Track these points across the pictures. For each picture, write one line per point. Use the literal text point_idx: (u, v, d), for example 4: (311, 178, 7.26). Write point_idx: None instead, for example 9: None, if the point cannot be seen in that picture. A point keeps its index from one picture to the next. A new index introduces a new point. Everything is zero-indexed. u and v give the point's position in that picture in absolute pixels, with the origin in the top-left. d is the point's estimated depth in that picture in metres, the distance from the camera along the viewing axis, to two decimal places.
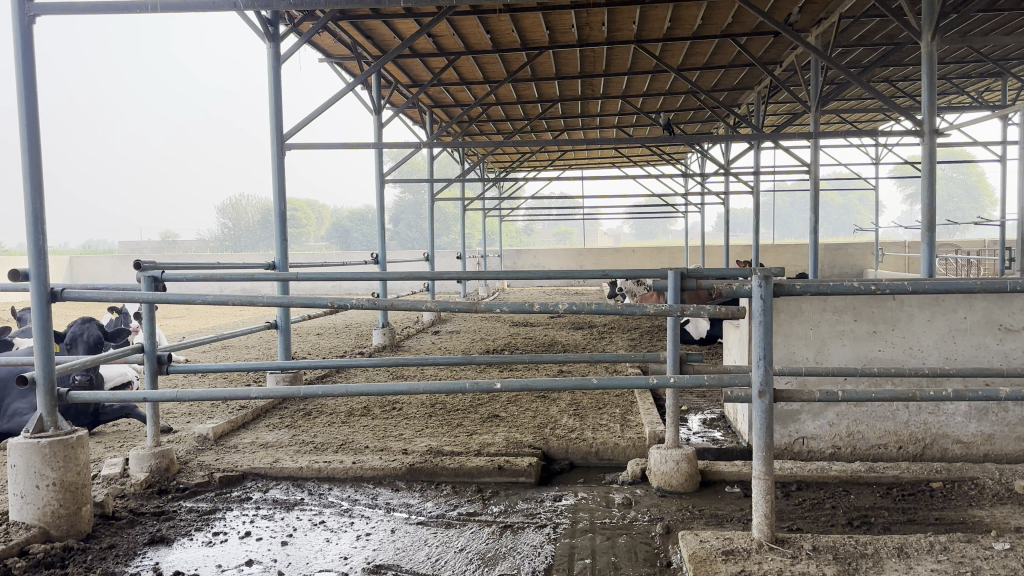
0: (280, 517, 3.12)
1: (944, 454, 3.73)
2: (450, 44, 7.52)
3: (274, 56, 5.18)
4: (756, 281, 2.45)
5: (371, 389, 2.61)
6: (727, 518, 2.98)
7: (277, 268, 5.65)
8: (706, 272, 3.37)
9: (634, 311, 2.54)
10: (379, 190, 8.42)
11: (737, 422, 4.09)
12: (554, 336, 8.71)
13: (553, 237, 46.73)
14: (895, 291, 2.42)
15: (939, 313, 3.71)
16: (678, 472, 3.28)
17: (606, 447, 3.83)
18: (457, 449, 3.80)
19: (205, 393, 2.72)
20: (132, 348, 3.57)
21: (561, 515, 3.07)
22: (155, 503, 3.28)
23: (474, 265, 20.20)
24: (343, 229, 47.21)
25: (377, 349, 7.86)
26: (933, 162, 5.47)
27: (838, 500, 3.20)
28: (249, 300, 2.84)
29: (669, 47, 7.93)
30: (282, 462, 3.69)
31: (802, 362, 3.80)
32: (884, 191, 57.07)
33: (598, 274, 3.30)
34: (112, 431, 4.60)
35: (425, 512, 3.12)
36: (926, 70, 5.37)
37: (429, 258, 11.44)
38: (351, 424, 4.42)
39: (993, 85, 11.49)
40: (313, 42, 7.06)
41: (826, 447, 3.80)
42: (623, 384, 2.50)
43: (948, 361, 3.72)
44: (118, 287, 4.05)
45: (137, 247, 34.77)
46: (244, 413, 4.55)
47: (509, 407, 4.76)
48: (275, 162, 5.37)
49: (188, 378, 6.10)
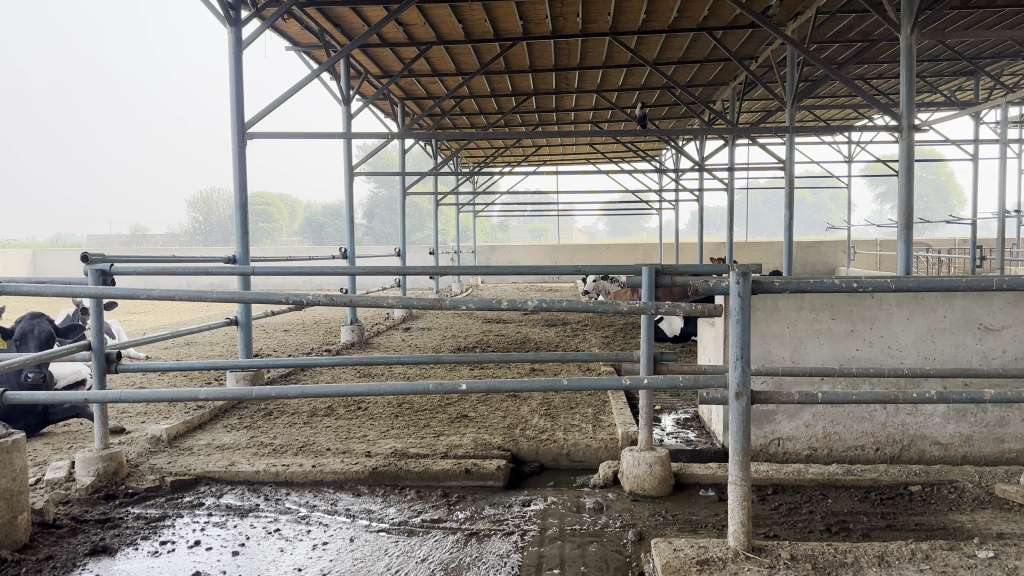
0: (233, 524, 2.95)
1: (922, 456, 3.65)
2: (422, 34, 7.36)
3: (236, 41, 4.98)
4: (733, 279, 2.32)
5: (327, 391, 2.44)
6: (702, 524, 2.86)
7: (238, 262, 5.44)
8: (681, 269, 3.25)
9: (607, 308, 2.40)
10: (348, 183, 8.22)
11: (711, 422, 3.99)
12: (527, 333, 8.57)
13: (528, 233, 46.61)
14: (878, 288, 2.30)
15: (918, 312, 3.63)
16: (651, 475, 3.16)
17: (578, 448, 3.70)
18: (423, 451, 3.65)
19: (151, 394, 2.54)
20: (77, 345, 3.36)
21: (529, 521, 2.94)
22: (101, 510, 3.09)
23: (448, 260, 20.01)
24: (316, 224, 46.74)
25: (346, 346, 7.68)
26: (910, 157, 5.40)
27: (816, 504, 3.10)
28: (197, 295, 2.66)
29: (645, 40, 7.83)
30: (238, 465, 3.51)
31: (778, 361, 3.70)
32: (856, 191, 57.69)
33: (570, 270, 3.16)
34: (62, 431, 4.39)
35: (387, 519, 2.97)
36: (905, 63, 5.30)
37: (401, 253, 11.24)
38: (313, 424, 4.25)
39: (965, 84, 11.55)
40: (279, 29, 6.85)
41: (803, 448, 3.70)
42: (595, 385, 2.37)
43: (927, 361, 3.64)
44: (66, 281, 3.83)
45: (103, 241, 34.09)
46: (201, 413, 4.35)
47: (478, 407, 4.61)
48: (236, 151, 5.17)
49: (145, 377, 5.87)
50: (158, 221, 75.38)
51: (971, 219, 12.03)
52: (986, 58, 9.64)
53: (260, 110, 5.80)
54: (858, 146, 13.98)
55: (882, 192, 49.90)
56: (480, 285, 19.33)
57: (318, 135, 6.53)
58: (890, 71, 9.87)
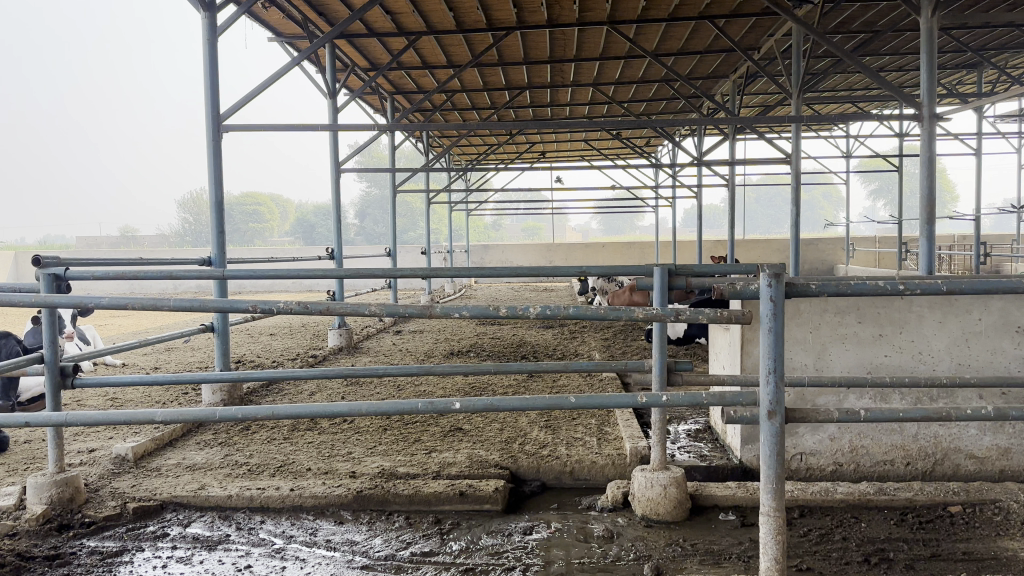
0: (199, 560, 2.62)
1: (957, 471, 3.36)
2: (410, 23, 7.03)
3: (210, 27, 4.65)
4: (764, 281, 1.97)
5: (301, 411, 2.11)
6: (726, 555, 2.56)
7: (214, 265, 5.07)
8: (695, 269, 2.92)
9: (619, 315, 2.08)
10: (334, 181, 7.87)
11: (726, 436, 3.69)
12: (523, 336, 8.28)
13: (522, 233, 46.33)
14: (929, 291, 1.98)
15: (951, 314, 3.33)
16: (665, 498, 2.85)
17: (582, 466, 3.39)
18: (413, 471, 3.33)
19: (97, 416, 2.18)
20: (29, 359, 3.03)
21: (532, 554, 2.62)
22: (51, 544, 2.77)
23: (440, 260, 19.69)
24: (309, 225, 46.27)
25: (333, 352, 7.33)
26: (930, 149, 5.10)
27: (848, 530, 2.79)
28: (152, 303, 2.33)
29: (644, 30, 7.52)
30: (209, 489, 3.18)
31: (801, 369, 3.41)
32: (849, 188, 57.60)
33: (574, 270, 2.84)
34: (20, 450, 4.03)
35: (372, 553, 2.65)
36: (926, 49, 5.01)
37: (391, 254, 10.88)
38: (293, 440, 3.93)
39: (966, 78, 11.32)
40: (260, 18, 6.51)
41: (827, 464, 3.41)
42: (605, 404, 2.04)
43: (961, 368, 3.34)
44: (19, 287, 3.48)
45: (92, 243, 33.48)
46: (171, 428, 4.03)
47: (473, 418, 4.29)
48: (212, 145, 4.83)
49: (116, 390, 5.52)
50: (148, 224, 74.46)
51: (977, 214, 11.73)
52: (992, 49, 9.40)
53: (238, 100, 5.47)
54: (858, 139, 13.71)
55: (878, 188, 49.96)
56: (471, 286, 19.02)
57: (302, 127, 6.18)
58: (894, 63, 9.63)
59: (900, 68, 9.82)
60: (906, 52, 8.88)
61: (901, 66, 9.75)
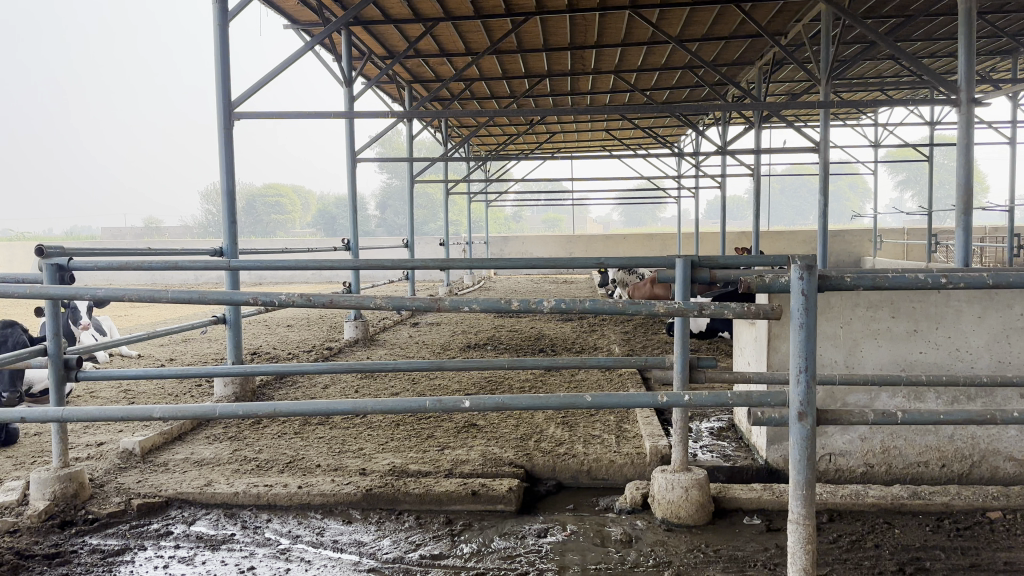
0: (201, 560, 2.53)
1: (995, 474, 3.19)
2: (428, 9, 6.92)
3: (221, 12, 4.55)
4: (795, 273, 1.81)
5: (302, 409, 1.99)
6: (751, 562, 2.42)
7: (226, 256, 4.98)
8: (719, 260, 2.78)
9: (639, 309, 1.94)
10: (350, 170, 7.77)
11: (751, 435, 3.55)
12: (542, 329, 8.16)
13: (544, 225, 46.12)
14: (972, 284, 1.81)
15: (991, 309, 3.15)
16: (687, 501, 2.71)
17: (600, 464, 3.26)
18: (424, 468, 3.22)
19: (91, 412, 2.08)
20: (31, 351, 2.94)
21: (545, 558, 2.50)
22: (52, 541, 2.70)
23: (459, 252, 19.63)
24: (331, 216, 46.41)
25: (350, 344, 7.26)
26: (967, 135, 4.89)
27: (881, 536, 2.65)
28: (149, 296, 2.21)
29: (666, 15, 7.34)
30: (215, 485, 3.09)
31: (830, 367, 3.25)
32: (876, 180, 56.80)
33: (591, 261, 2.71)
34: (29, 443, 3.96)
35: (379, 555, 2.54)
36: (963, 31, 4.80)
37: (409, 245, 10.77)
38: (303, 436, 3.83)
39: (1000, 64, 11.00)
40: (276, 4, 6.43)
41: (857, 465, 3.26)
42: (625, 403, 1.91)
43: (1001, 366, 3.16)
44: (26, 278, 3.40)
45: (117, 234, 33.76)
46: (180, 423, 3.94)
47: (487, 414, 4.17)
48: (223, 133, 4.73)
49: (128, 382, 5.47)
50: (170, 214, 74.80)
51: (1011, 205, 11.40)
52: None
53: (250, 86, 5.37)
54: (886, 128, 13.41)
55: (906, 179, 49.22)
56: (491, 278, 18.92)
57: (316, 114, 6.07)
58: (925, 49, 9.36)
59: (931, 54, 9.55)
60: (939, 37, 8.62)
61: (932, 52, 9.48)
